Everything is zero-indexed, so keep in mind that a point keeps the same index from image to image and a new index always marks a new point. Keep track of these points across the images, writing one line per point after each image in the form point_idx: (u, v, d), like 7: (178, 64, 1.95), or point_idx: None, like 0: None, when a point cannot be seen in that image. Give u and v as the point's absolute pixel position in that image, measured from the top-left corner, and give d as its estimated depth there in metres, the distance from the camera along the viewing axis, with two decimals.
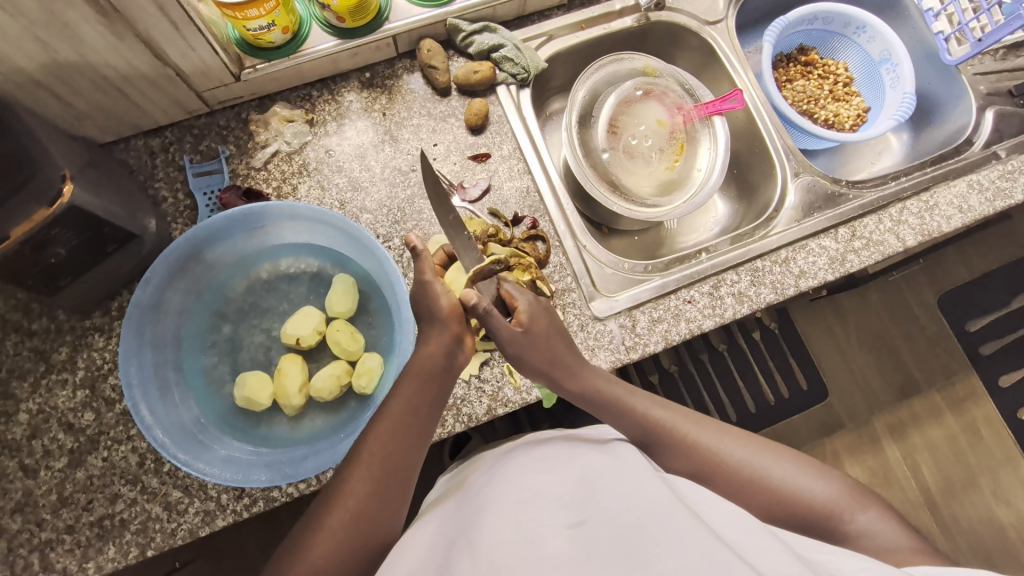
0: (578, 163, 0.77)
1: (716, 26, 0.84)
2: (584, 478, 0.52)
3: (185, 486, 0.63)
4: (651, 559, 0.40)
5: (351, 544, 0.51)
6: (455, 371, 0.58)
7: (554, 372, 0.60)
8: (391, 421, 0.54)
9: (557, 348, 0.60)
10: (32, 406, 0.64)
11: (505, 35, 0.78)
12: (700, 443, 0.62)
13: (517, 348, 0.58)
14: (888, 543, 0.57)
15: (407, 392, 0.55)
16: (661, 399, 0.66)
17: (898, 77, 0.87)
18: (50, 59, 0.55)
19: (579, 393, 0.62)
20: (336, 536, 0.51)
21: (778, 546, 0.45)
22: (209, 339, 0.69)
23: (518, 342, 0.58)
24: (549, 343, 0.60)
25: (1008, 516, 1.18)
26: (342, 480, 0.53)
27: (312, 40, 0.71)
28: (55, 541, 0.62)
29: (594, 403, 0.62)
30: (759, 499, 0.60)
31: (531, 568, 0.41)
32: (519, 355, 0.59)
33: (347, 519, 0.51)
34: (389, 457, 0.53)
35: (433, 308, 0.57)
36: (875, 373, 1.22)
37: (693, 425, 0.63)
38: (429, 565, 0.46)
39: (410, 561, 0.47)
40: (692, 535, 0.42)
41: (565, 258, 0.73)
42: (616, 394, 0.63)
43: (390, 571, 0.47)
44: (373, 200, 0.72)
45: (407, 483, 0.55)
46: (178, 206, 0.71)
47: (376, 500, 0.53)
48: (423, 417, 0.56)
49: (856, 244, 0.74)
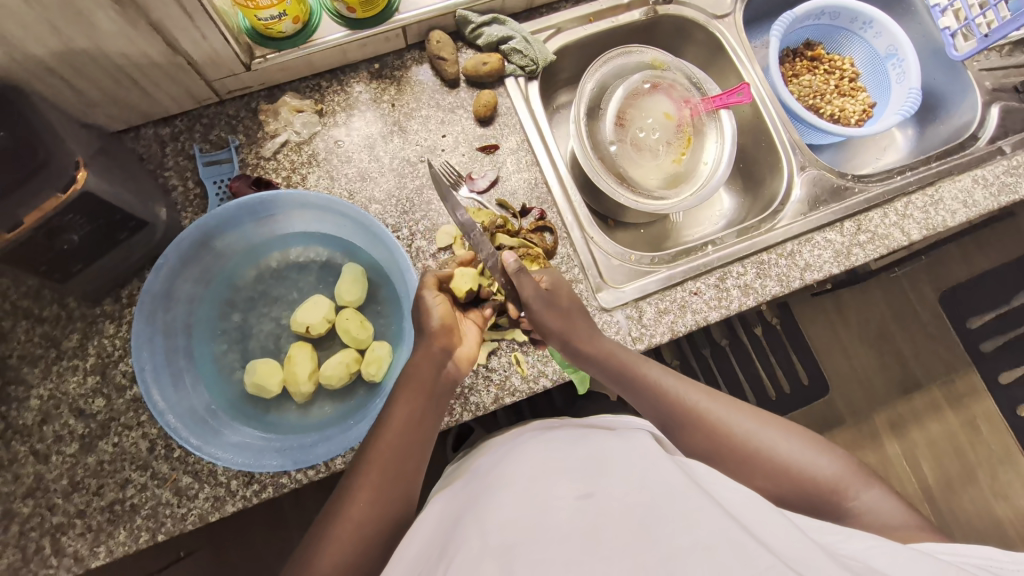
0: (586, 155, 0.78)
1: (724, 20, 0.85)
2: (591, 455, 0.52)
3: (195, 472, 0.64)
4: (662, 534, 0.41)
5: (365, 539, 0.52)
6: (449, 380, 0.60)
7: (570, 335, 0.62)
8: (398, 421, 0.56)
9: (570, 313, 0.62)
10: (43, 391, 0.65)
11: (515, 27, 0.78)
12: (709, 414, 0.63)
13: (540, 305, 0.60)
14: (891, 519, 0.58)
15: (407, 399, 0.57)
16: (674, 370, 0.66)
17: (904, 72, 0.87)
18: (64, 46, 0.55)
19: (594, 354, 0.63)
20: (351, 531, 0.52)
21: (785, 521, 0.46)
22: (219, 327, 0.70)
23: (541, 299, 0.60)
24: (568, 308, 0.63)
25: (1007, 512, 1.19)
26: (354, 478, 0.54)
27: (322, 30, 0.71)
28: (66, 526, 0.62)
29: (606, 366, 0.63)
30: (766, 472, 0.61)
31: (546, 544, 0.41)
32: (541, 315, 0.60)
33: (363, 516, 0.53)
34: (398, 459, 0.55)
35: (425, 323, 0.60)
36: (877, 369, 1.23)
37: (702, 396, 0.64)
38: (441, 541, 0.47)
39: (423, 542, 0.48)
40: (702, 512, 0.43)
41: (572, 250, 0.74)
42: (628, 359, 0.64)
43: (405, 552, 0.48)
44: (381, 190, 0.73)
45: (415, 478, 0.56)
46: (188, 194, 0.71)
47: (387, 496, 0.54)
48: (427, 418, 0.58)
49: (862, 237, 0.75)
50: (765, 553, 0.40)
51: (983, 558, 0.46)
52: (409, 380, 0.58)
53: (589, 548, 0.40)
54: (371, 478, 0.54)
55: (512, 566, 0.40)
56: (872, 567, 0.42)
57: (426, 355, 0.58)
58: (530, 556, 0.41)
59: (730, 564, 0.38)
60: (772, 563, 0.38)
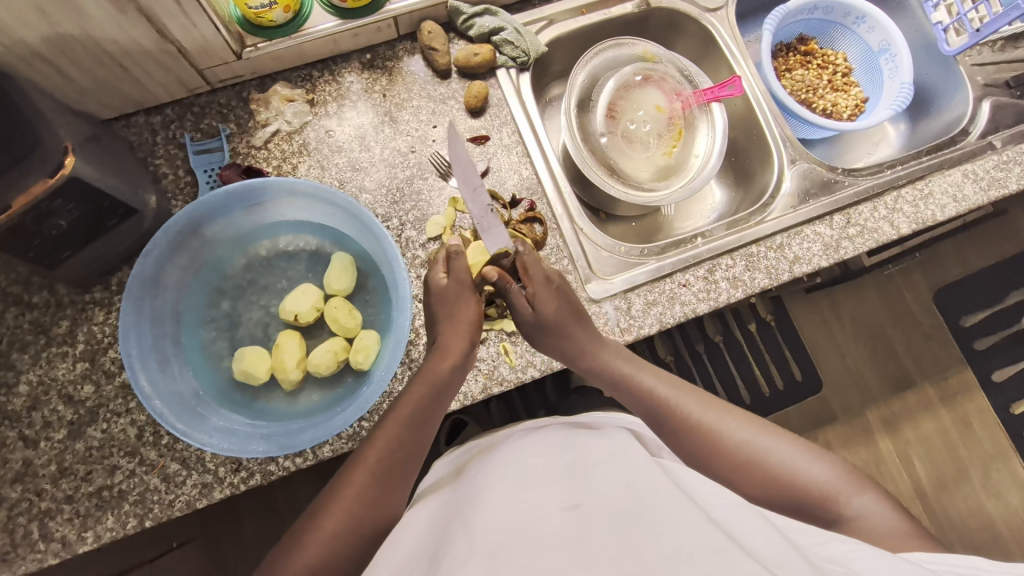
0: (577, 147, 0.78)
1: (716, 14, 0.85)
2: (577, 460, 0.53)
3: (183, 459, 0.64)
4: (647, 542, 0.41)
5: (347, 535, 0.53)
6: (462, 378, 0.61)
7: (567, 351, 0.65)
8: (399, 420, 0.57)
9: (569, 325, 0.64)
10: (32, 377, 0.65)
11: (506, 18, 0.78)
12: (705, 424, 0.63)
13: (528, 325, 0.64)
14: (882, 526, 0.58)
15: (413, 399, 0.58)
16: (667, 376, 0.67)
17: (897, 67, 0.87)
18: (53, 32, 0.55)
19: (589, 370, 0.66)
20: (333, 528, 0.52)
21: (767, 527, 0.46)
22: (208, 315, 0.70)
23: (526, 319, 0.64)
24: (558, 326, 0.63)
25: (998, 510, 1.19)
26: (344, 475, 0.55)
27: (313, 20, 0.71)
28: (54, 511, 0.62)
29: (603, 377, 0.66)
30: (758, 483, 0.61)
31: (532, 550, 0.41)
32: (533, 336, 0.65)
33: (347, 513, 0.53)
34: (391, 457, 0.56)
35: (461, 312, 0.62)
36: (870, 365, 1.23)
37: (697, 405, 0.64)
38: (428, 549, 0.47)
39: (409, 549, 0.48)
40: (686, 519, 0.43)
41: (562, 241, 0.74)
42: (623, 371, 0.65)
43: (389, 557, 0.47)
44: (372, 180, 0.73)
45: (404, 479, 0.57)
46: (179, 182, 0.71)
47: (374, 494, 0.55)
48: (429, 420, 0.59)
49: (851, 231, 0.75)
50: (749, 560, 0.39)
51: (967, 567, 0.47)
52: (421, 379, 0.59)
53: (576, 556, 0.40)
54: (361, 476, 0.54)
55: (497, 569, 0.40)
56: (852, 571, 0.43)
57: (456, 332, 0.61)
58: (516, 561, 0.41)
59: (712, 568, 0.38)
60: (755, 568, 0.39)
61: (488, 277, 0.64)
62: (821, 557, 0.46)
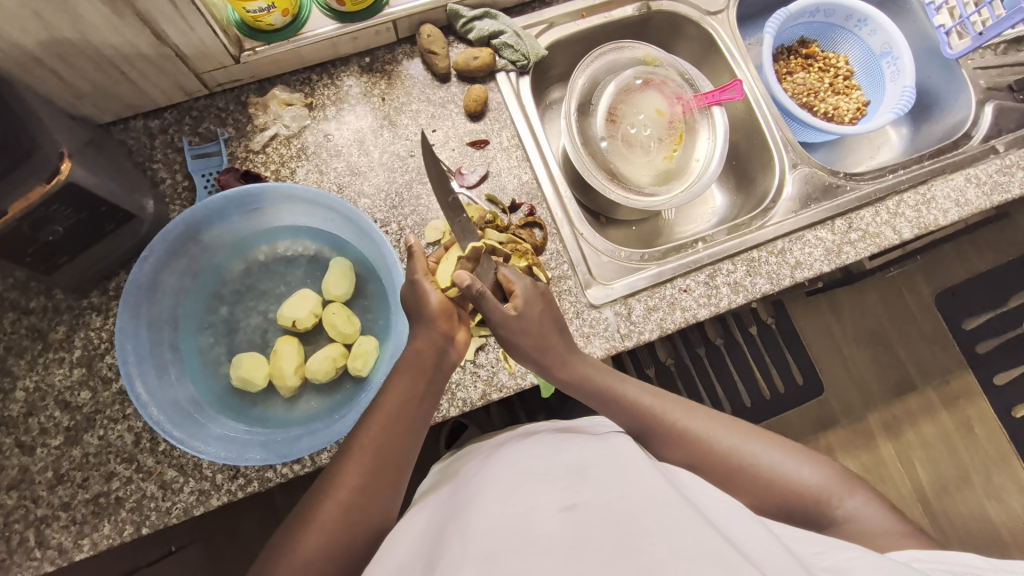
0: (577, 153, 0.78)
1: (717, 17, 0.85)
2: (574, 463, 0.52)
3: (180, 466, 0.64)
4: (644, 545, 0.40)
5: (344, 540, 0.52)
6: (447, 368, 0.58)
7: (545, 358, 0.60)
8: (390, 409, 0.55)
9: (550, 335, 0.60)
10: (29, 383, 0.65)
11: (506, 22, 0.78)
12: (692, 432, 0.62)
13: (510, 332, 0.58)
14: (875, 527, 0.58)
15: (398, 388, 0.55)
16: (651, 386, 0.65)
17: (899, 71, 0.87)
18: (50, 36, 0.55)
19: (568, 380, 0.61)
20: (321, 537, 0.51)
21: (768, 535, 0.46)
22: (205, 321, 0.70)
23: (510, 326, 0.57)
24: (540, 329, 0.59)
25: (1000, 514, 1.18)
26: (332, 476, 0.54)
27: (311, 24, 0.71)
28: (50, 518, 0.62)
29: (585, 389, 0.62)
30: (749, 488, 0.60)
31: (528, 555, 0.41)
32: (510, 341, 0.58)
33: (334, 527, 0.52)
34: (375, 457, 0.54)
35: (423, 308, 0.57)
36: (871, 369, 1.22)
37: (681, 412, 0.63)
38: (423, 554, 0.46)
39: (403, 554, 0.47)
40: (683, 523, 0.42)
41: (562, 246, 0.73)
42: (606, 382, 0.62)
43: (384, 563, 0.47)
44: (371, 185, 0.73)
45: (396, 482, 0.55)
46: (177, 187, 0.71)
47: (363, 500, 0.53)
48: (423, 405, 0.57)
49: (853, 236, 0.74)
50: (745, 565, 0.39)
51: (963, 567, 0.46)
52: (402, 370, 0.56)
53: (571, 560, 0.40)
54: (349, 481, 0.53)
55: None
56: None
57: (426, 337, 0.57)
58: (512, 567, 0.40)
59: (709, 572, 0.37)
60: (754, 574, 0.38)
61: (460, 284, 0.53)
62: (819, 566, 0.45)
